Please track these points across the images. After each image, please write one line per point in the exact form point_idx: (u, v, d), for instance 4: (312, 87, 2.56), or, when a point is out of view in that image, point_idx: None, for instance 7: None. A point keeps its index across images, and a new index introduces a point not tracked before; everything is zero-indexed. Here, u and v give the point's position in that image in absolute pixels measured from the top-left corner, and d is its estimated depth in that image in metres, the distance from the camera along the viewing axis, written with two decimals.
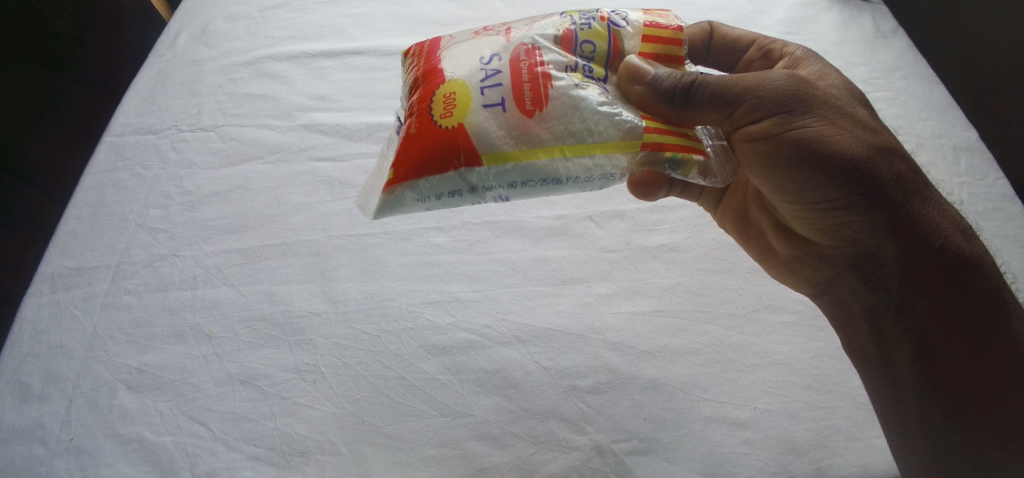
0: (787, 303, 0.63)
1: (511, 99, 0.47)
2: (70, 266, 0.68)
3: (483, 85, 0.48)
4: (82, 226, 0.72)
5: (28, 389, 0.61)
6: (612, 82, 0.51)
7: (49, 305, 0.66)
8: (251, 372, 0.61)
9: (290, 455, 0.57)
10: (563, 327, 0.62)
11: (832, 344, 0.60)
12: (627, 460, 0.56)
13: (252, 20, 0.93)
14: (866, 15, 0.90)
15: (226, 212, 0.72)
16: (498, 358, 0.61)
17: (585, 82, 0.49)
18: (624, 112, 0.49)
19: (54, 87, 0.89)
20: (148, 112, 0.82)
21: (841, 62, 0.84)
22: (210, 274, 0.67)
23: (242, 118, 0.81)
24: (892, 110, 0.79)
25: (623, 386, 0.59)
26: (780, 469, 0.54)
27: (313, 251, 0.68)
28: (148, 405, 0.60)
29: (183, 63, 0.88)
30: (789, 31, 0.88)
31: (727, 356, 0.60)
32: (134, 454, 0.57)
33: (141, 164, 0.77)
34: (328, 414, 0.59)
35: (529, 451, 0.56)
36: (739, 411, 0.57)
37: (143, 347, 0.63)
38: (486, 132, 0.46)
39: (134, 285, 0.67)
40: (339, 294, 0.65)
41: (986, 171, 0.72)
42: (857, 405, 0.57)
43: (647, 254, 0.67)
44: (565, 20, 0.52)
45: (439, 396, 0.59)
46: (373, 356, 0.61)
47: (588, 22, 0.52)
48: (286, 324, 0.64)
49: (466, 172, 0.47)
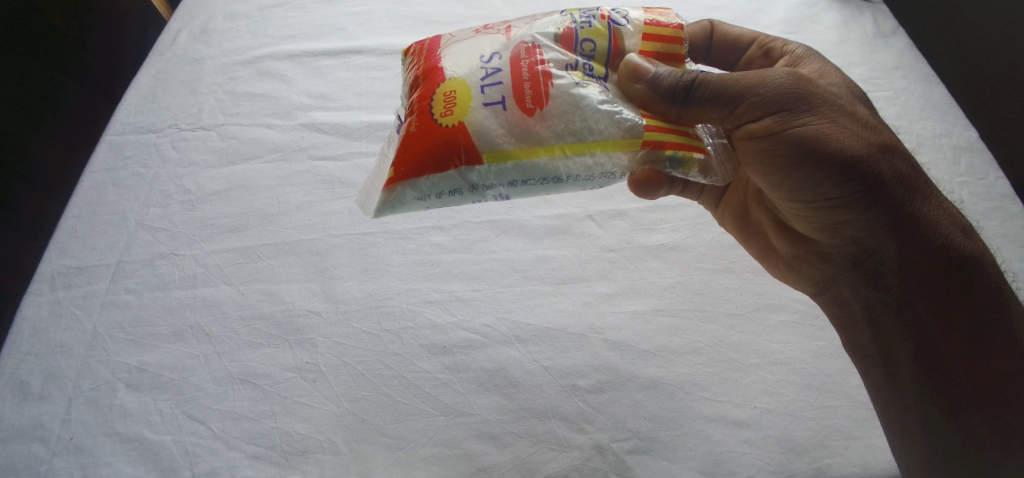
0: (787, 302, 0.63)
1: (512, 97, 0.47)
2: (70, 265, 0.68)
3: (484, 83, 0.48)
4: (82, 225, 0.72)
5: (28, 388, 0.61)
6: (612, 80, 0.51)
7: (49, 304, 0.66)
8: (251, 371, 0.61)
9: (290, 455, 0.57)
10: (563, 327, 0.62)
11: (832, 343, 0.60)
12: (627, 459, 0.56)
13: (252, 19, 0.93)
14: (867, 14, 0.90)
15: (226, 211, 0.72)
16: (498, 357, 0.61)
17: (585, 81, 0.49)
18: (625, 110, 0.49)
19: (54, 86, 0.90)
20: (148, 111, 0.82)
21: (841, 62, 0.84)
22: (210, 273, 0.67)
23: (242, 117, 0.81)
24: (893, 110, 0.79)
25: (624, 385, 0.59)
26: (780, 469, 0.54)
27: (314, 250, 0.68)
28: (148, 404, 0.60)
29: (183, 62, 0.88)
30: (790, 31, 0.88)
31: (727, 355, 0.60)
32: (134, 453, 0.57)
33: (141, 163, 0.77)
34: (328, 413, 0.58)
35: (529, 450, 0.56)
36: (739, 411, 0.57)
37: (143, 346, 0.63)
38: (487, 130, 0.46)
39: (134, 284, 0.67)
40: (339, 293, 0.65)
41: (986, 171, 0.72)
42: (857, 405, 0.57)
43: (647, 253, 0.67)
44: (566, 18, 0.52)
45: (439, 396, 0.59)
46: (373, 355, 0.61)
47: (588, 20, 0.52)
48: (286, 323, 0.63)
49: (467, 170, 0.47)
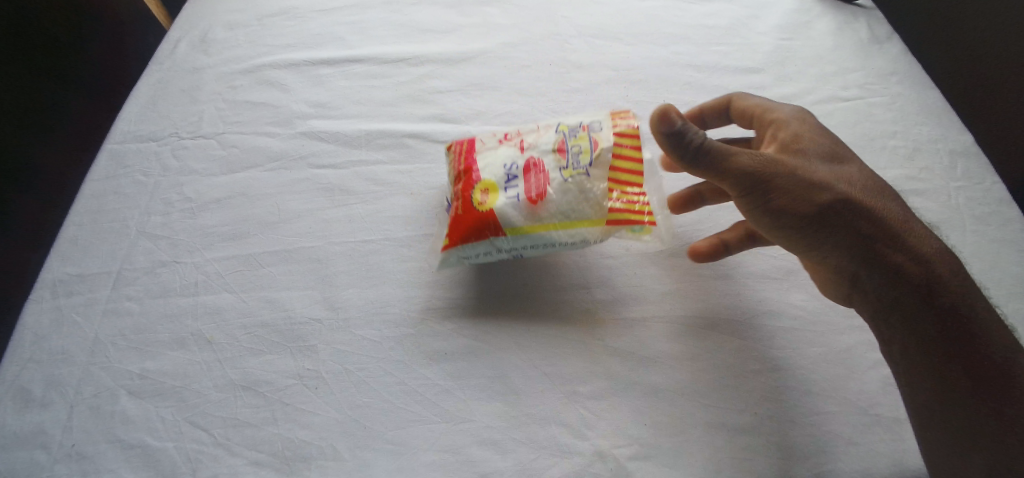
0: (784, 308, 0.64)
1: (524, 196, 0.63)
2: (72, 273, 0.69)
3: (506, 185, 0.64)
4: (84, 233, 0.72)
5: (29, 395, 0.61)
6: (615, 129, 0.65)
7: (50, 312, 0.66)
8: (253, 378, 0.61)
9: (292, 461, 0.57)
10: (563, 333, 0.63)
11: (831, 349, 0.61)
12: (629, 464, 0.56)
13: (250, 27, 0.94)
14: (861, 21, 0.92)
15: (227, 218, 0.73)
16: (498, 364, 0.61)
17: (573, 177, 0.63)
18: (595, 195, 0.62)
19: (57, 98, 0.93)
20: (149, 120, 0.83)
21: (837, 67, 0.85)
22: (211, 280, 0.68)
23: (243, 125, 0.82)
24: (889, 115, 0.80)
25: (624, 391, 0.59)
26: (780, 475, 0.54)
27: (314, 257, 0.69)
28: (149, 411, 0.60)
29: (183, 70, 0.89)
30: (785, 37, 0.90)
31: (726, 361, 0.60)
32: (136, 460, 0.57)
33: (142, 171, 0.77)
34: (330, 419, 0.59)
35: (531, 456, 0.56)
36: (739, 416, 0.57)
37: (144, 353, 0.63)
38: (507, 213, 0.62)
39: (134, 291, 0.67)
40: (339, 300, 0.66)
41: (983, 176, 0.73)
42: (856, 410, 0.57)
43: (646, 260, 0.68)
44: (558, 134, 0.67)
45: (440, 402, 0.59)
46: (374, 362, 0.62)
47: (574, 133, 0.66)
48: (286, 330, 0.64)
49: (497, 239, 0.63)
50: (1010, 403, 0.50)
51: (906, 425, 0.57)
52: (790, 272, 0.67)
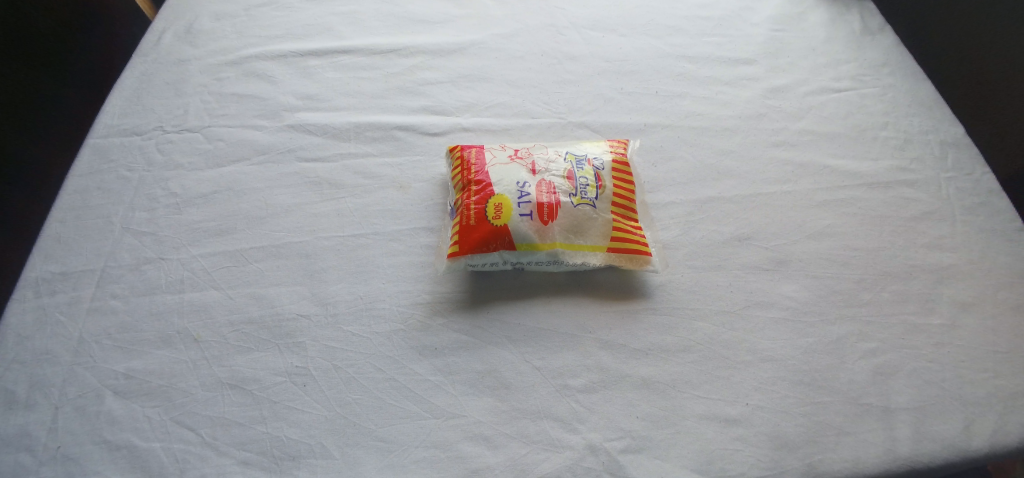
0: (777, 299, 0.64)
1: (536, 213, 0.64)
2: (54, 271, 0.67)
3: (520, 200, 0.65)
4: (66, 230, 0.70)
5: (13, 397, 0.59)
6: (609, 167, 0.70)
7: (33, 310, 0.64)
8: (241, 376, 0.60)
9: (281, 460, 0.56)
10: (554, 327, 0.62)
11: (822, 340, 0.61)
12: (620, 458, 0.55)
13: (237, 18, 0.93)
14: (854, 12, 0.93)
15: (214, 214, 0.72)
16: (490, 359, 0.60)
17: (580, 204, 0.66)
18: (599, 220, 0.66)
19: (48, 94, 0.97)
20: (133, 113, 0.81)
21: (829, 59, 0.86)
22: (198, 277, 0.67)
23: (229, 118, 0.80)
24: (880, 107, 0.81)
25: (616, 384, 0.59)
26: (773, 466, 0.54)
27: (302, 253, 0.68)
28: (136, 411, 0.59)
29: (167, 62, 0.87)
30: (778, 29, 0.91)
31: (719, 353, 0.60)
32: (122, 461, 0.56)
33: (126, 166, 0.76)
34: (319, 417, 0.58)
35: (523, 451, 0.56)
36: (732, 408, 0.57)
37: (130, 352, 0.62)
38: (520, 230, 0.63)
39: (119, 289, 0.66)
40: (329, 295, 0.65)
41: (972, 167, 0.74)
42: (847, 400, 0.57)
43: None
44: (566, 162, 0.70)
45: (430, 397, 0.58)
46: (364, 358, 0.61)
47: (581, 165, 0.70)
48: (275, 327, 0.63)
49: (507, 252, 0.64)
50: (966, 397, 0.58)
51: (897, 414, 0.57)
52: (780, 263, 0.66)
